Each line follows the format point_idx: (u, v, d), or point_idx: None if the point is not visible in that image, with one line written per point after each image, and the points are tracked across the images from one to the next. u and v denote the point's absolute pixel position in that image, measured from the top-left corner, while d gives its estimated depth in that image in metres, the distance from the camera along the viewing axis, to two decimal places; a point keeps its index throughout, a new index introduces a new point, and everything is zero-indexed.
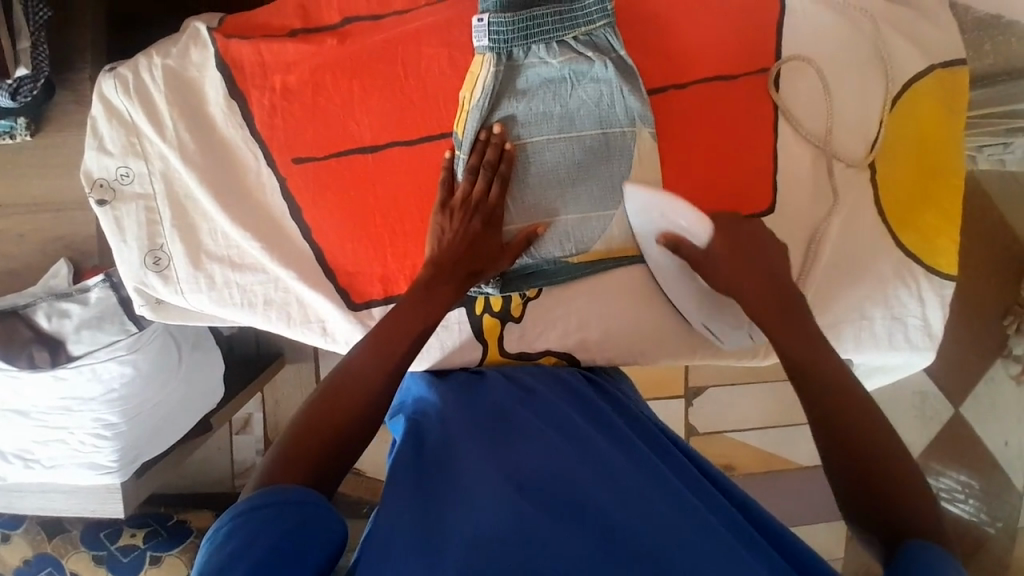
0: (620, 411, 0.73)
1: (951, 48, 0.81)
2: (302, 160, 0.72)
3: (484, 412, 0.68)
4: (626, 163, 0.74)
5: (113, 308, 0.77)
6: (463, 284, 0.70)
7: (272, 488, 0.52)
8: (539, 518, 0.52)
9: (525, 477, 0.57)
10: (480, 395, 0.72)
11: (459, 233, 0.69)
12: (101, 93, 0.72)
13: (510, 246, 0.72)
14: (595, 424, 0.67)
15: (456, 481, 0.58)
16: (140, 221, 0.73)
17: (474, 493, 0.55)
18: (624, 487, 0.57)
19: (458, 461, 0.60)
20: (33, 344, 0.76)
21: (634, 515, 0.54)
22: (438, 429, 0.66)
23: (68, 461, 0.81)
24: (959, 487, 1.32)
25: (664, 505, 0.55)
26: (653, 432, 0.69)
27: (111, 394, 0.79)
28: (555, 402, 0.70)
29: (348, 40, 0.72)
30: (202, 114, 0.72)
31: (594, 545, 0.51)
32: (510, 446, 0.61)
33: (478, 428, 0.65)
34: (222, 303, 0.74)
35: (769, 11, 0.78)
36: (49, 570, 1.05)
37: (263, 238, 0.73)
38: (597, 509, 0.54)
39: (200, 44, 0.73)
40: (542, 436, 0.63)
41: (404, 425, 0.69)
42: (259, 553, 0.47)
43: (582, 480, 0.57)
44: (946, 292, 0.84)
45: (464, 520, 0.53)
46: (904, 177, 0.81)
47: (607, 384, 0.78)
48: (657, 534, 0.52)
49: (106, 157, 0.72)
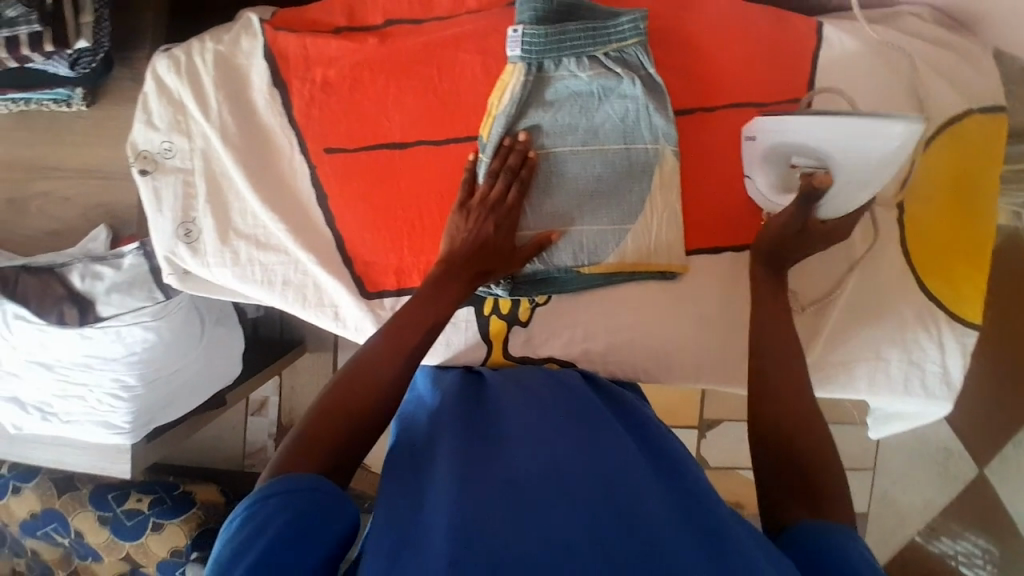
0: (622, 408, 0.72)
1: (991, 94, 0.80)
2: (333, 150, 0.75)
3: (478, 410, 0.70)
4: (644, 179, 0.75)
5: (144, 275, 0.81)
6: (474, 283, 0.71)
7: (285, 476, 0.53)
8: (520, 514, 0.52)
9: (509, 473, 0.57)
10: (482, 395, 0.73)
11: (476, 233, 0.71)
12: (153, 71, 0.76)
13: (523, 250, 0.74)
14: (590, 419, 0.66)
15: (440, 476, 0.58)
16: (177, 194, 0.77)
17: (461, 483, 0.56)
18: (616, 484, 0.56)
19: (445, 456, 0.61)
20: (65, 302, 0.80)
21: (628, 511, 0.53)
22: (432, 426, 0.67)
23: (83, 417, 0.85)
24: (977, 551, 1.27)
25: (658, 506, 0.55)
26: (653, 426, 0.69)
27: (132, 356, 0.83)
28: (551, 400, 0.70)
29: (388, 40, 0.76)
30: (245, 98, 0.76)
31: (589, 535, 0.50)
32: (499, 444, 0.62)
33: (469, 426, 0.66)
34: (243, 279, 0.77)
35: (805, 44, 0.79)
36: (54, 524, 1.10)
37: (290, 220, 0.76)
38: (587, 504, 0.53)
39: (250, 34, 0.77)
40: (529, 435, 0.63)
41: (401, 423, 0.70)
42: (270, 539, 0.49)
43: (571, 474, 0.56)
44: (968, 342, 0.81)
45: (445, 512, 0.53)
46: (931, 219, 0.80)
47: (613, 385, 0.78)
48: (654, 531, 0.52)
49: (152, 131, 0.76)
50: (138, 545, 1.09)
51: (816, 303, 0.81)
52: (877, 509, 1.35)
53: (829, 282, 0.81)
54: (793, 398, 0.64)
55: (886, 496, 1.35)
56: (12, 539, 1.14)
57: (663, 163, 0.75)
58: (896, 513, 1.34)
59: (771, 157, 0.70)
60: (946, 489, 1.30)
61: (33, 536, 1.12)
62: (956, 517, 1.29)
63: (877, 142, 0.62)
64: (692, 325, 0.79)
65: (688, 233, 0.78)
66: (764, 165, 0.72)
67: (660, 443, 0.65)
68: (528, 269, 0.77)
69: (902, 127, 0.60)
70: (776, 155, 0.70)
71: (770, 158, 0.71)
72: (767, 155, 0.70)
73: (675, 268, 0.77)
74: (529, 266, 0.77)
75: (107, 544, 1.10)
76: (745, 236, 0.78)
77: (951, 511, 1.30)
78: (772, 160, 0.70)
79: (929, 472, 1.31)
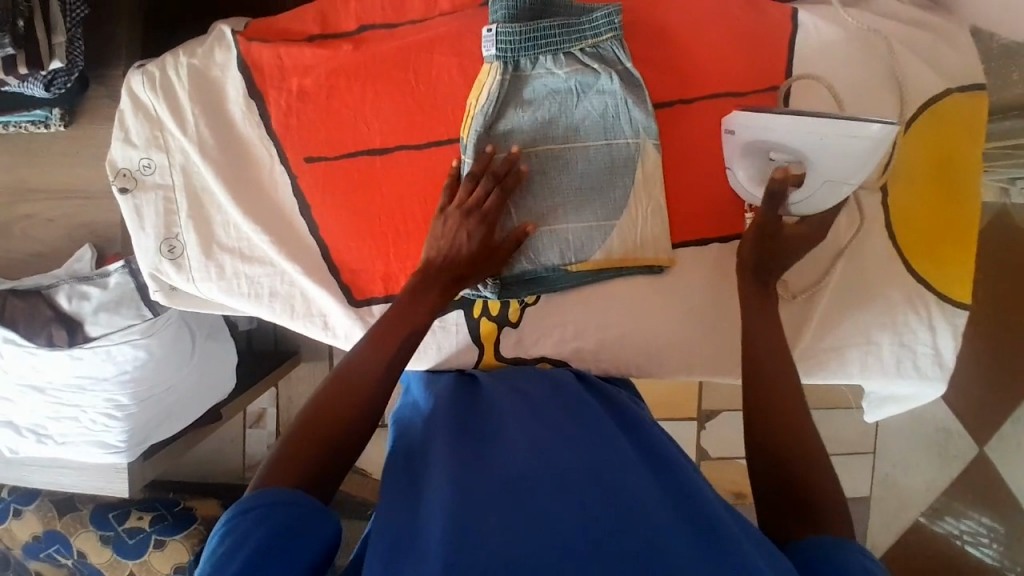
0: (612, 405, 0.73)
1: (970, 72, 0.80)
2: (313, 159, 0.75)
3: (473, 412, 0.70)
4: (626, 174, 0.75)
5: (131, 293, 0.80)
6: (449, 292, 0.70)
7: (264, 490, 0.53)
8: (514, 515, 0.52)
9: (501, 474, 0.57)
10: (476, 398, 0.73)
11: (454, 235, 0.69)
12: (129, 88, 0.76)
13: (500, 252, 0.73)
14: (581, 418, 0.66)
15: (434, 480, 0.58)
16: (159, 211, 0.76)
17: (457, 484, 0.56)
18: (611, 477, 0.57)
19: (438, 460, 0.61)
20: (53, 324, 0.79)
21: (623, 504, 0.54)
22: (426, 430, 0.67)
23: (78, 438, 0.85)
24: (982, 530, 1.28)
25: (652, 498, 0.55)
26: (642, 423, 0.69)
27: (124, 375, 0.83)
28: (542, 399, 0.70)
29: (362, 46, 0.75)
30: (222, 111, 0.76)
31: (587, 528, 0.51)
32: (493, 444, 0.62)
33: (464, 429, 0.66)
34: (229, 292, 0.77)
35: (781, 31, 0.79)
36: (56, 546, 1.10)
37: (273, 231, 0.75)
38: (583, 498, 0.54)
39: (224, 46, 0.76)
40: (520, 435, 0.63)
41: (397, 431, 0.70)
42: (248, 553, 0.48)
43: (566, 470, 0.57)
44: (958, 323, 0.81)
45: (439, 517, 0.53)
46: (915, 202, 0.80)
47: (607, 383, 0.78)
48: (651, 523, 0.52)
49: (131, 148, 0.76)
50: (141, 562, 1.09)
51: (806, 290, 0.81)
52: (879, 491, 1.35)
53: (818, 269, 0.81)
54: (778, 388, 0.65)
55: (887, 478, 1.35)
56: (15, 563, 1.14)
57: (644, 158, 0.75)
58: (898, 496, 1.34)
59: (752, 151, 0.71)
60: (947, 468, 1.31)
61: (36, 559, 1.12)
62: (958, 496, 1.30)
63: (854, 141, 0.64)
64: (682, 318, 0.78)
65: (673, 225, 0.78)
66: (743, 158, 0.72)
67: (651, 437, 0.66)
68: (513, 267, 0.77)
69: (880, 127, 0.62)
70: (755, 150, 0.70)
71: (750, 151, 0.71)
72: (748, 150, 0.71)
73: (663, 261, 0.77)
74: (515, 265, 0.77)
75: (110, 563, 1.10)
76: (731, 226, 0.77)
77: (953, 490, 1.30)
78: (752, 154, 0.71)
79: (929, 452, 1.32)
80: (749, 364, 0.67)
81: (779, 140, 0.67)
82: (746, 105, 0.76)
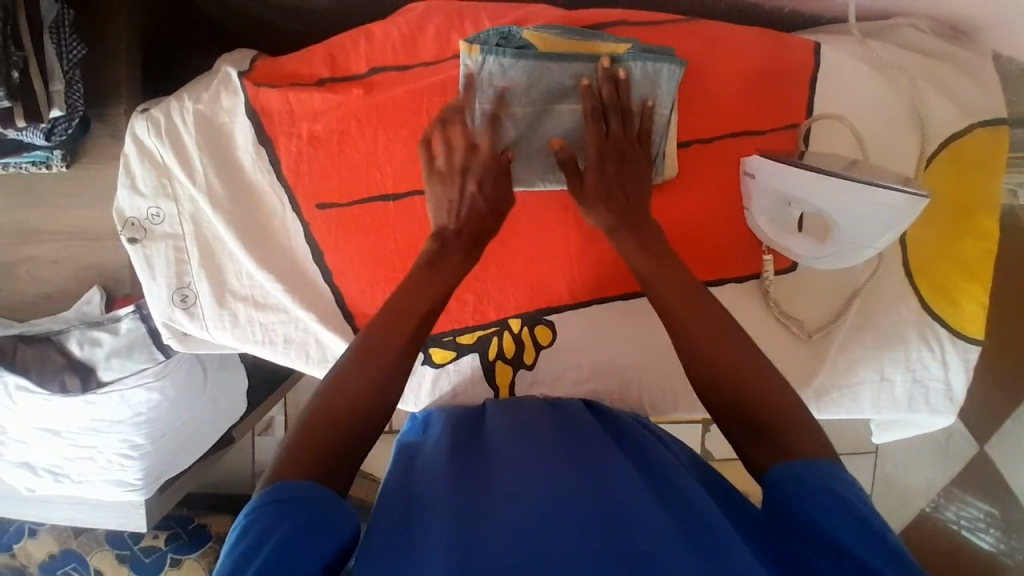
0: (617, 426, 0.69)
1: (994, 107, 0.78)
2: (325, 206, 0.73)
3: (471, 435, 0.67)
4: (661, 136, 0.69)
5: (143, 338, 0.80)
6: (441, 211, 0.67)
7: (272, 489, 0.51)
8: (506, 536, 0.48)
9: (500, 493, 0.53)
10: (483, 423, 0.69)
11: (458, 195, 0.66)
12: (133, 135, 0.73)
13: (496, 187, 0.67)
14: (582, 437, 0.63)
15: (431, 494, 0.54)
16: (169, 260, 0.75)
17: (456, 503, 0.52)
18: (615, 494, 0.53)
19: (435, 475, 0.57)
20: (66, 370, 0.79)
21: (621, 526, 0.50)
22: (429, 447, 0.64)
23: (96, 478, 0.87)
24: (980, 516, 1.29)
25: (654, 517, 0.51)
26: (638, 438, 0.66)
27: (138, 417, 0.83)
28: (538, 421, 0.67)
29: (373, 91, 0.72)
30: (231, 159, 0.74)
31: (583, 549, 0.47)
32: (495, 463, 0.59)
33: (466, 449, 0.63)
34: (245, 340, 0.76)
35: (804, 70, 0.77)
36: (74, 565, 1.12)
37: (286, 281, 0.74)
38: (585, 519, 0.50)
39: (230, 90, 0.73)
40: (519, 453, 0.60)
41: (399, 449, 0.65)
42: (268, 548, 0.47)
43: (571, 492, 0.53)
44: (971, 357, 0.82)
45: (439, 537, 0.48)
46: (935, 241, 0.80)
47: (615, 411, 0.74)
48: (649, 538, 0.49)
49: (138, 197, 0.74)
50: None
51: (821, 329, 0.81)
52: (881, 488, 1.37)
53: (833, 307, 0.81)
54: (778, 413, 0.58)
55: (888, 478, 1.36)
56: None
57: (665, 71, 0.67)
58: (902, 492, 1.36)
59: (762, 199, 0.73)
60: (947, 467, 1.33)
61: None
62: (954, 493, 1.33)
63: (875, 207, 0.66)
64: None
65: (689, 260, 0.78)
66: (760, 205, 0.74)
67: (654, 456, 0.61)
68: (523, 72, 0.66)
69: (905, 198, 0.65)
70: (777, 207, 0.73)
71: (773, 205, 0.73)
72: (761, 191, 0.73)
73: None
74: (517, 79, 0.66)
75: None
76: (748, 266, 0.79)
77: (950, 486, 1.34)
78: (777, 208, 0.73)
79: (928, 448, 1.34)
80: (771, 382, 0.60)
81: (801, 194, 0.69)
82: (767, 148, 0.75)
